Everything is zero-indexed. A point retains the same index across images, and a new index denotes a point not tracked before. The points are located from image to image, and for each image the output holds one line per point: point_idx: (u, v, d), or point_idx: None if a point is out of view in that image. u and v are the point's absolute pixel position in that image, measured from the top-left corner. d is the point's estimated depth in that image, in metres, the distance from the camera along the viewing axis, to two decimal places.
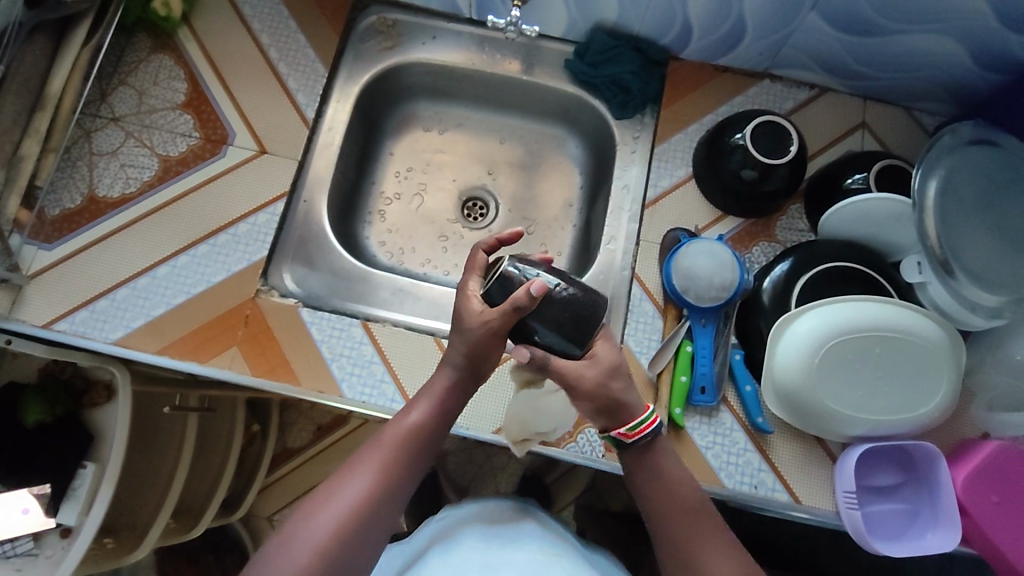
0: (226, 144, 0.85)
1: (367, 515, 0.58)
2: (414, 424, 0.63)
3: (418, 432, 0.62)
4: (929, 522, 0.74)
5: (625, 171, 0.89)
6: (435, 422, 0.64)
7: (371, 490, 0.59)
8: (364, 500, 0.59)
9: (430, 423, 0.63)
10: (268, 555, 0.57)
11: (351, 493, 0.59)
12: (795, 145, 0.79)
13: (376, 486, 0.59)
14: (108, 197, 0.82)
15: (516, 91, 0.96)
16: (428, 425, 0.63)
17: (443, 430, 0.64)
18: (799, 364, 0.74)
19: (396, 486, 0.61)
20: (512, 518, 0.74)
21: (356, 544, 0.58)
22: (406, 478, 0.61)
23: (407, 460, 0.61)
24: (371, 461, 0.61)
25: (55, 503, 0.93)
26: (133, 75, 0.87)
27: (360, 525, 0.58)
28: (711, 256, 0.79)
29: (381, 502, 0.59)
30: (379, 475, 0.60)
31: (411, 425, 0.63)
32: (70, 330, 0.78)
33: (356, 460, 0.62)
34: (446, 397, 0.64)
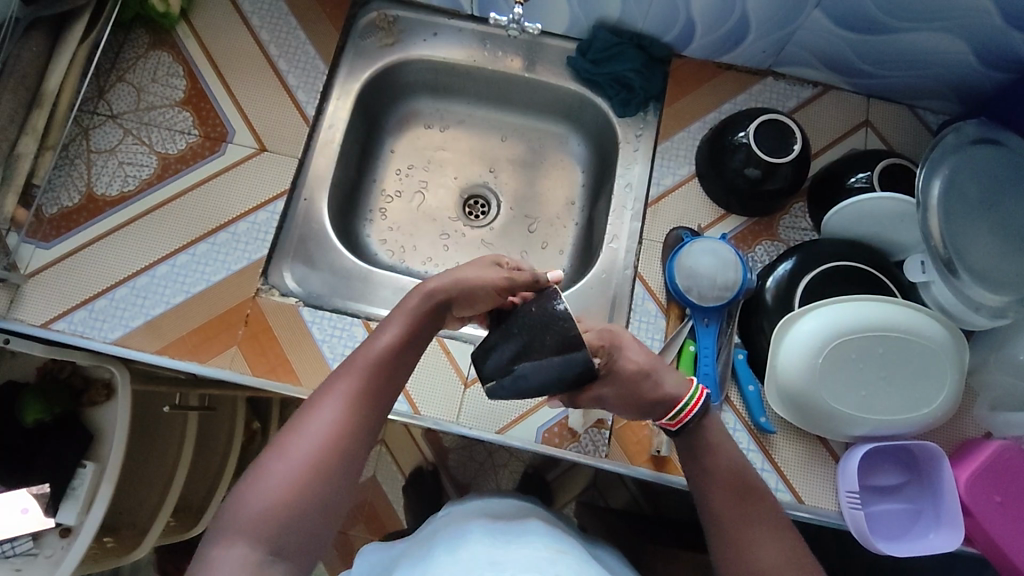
0: (226, 142, 0.84)
1: (341, 443, 0.55)
2: (382, 346, 0.60)
3: (388, 354, 0.60)
4: (931, 521, 0.74)
5: (627, 170, 0.89)
6: (405, 344, 0.61)
7: (343, 416, 0.56)
8: (337, 426, 0.56)
9: (399, 344, 0.61)
10: (239, 494, 0.52)
11: (323, 420, 0.55)
12: (798, 144, 0.79)
13: (348, 412, 0.57)
14: (106, 195, 0.81)
15: (518, 88, 0.96)
16: (398, 347, 0.61)
17: (412, 354, 0.62)
18: (803, 364, 0.74)
19: (369, 411, 0.58)
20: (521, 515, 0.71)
21: (332, 476, 0.54)
22: (381, 399, 0.59)
23: (377, 384, 0.59)
24: (341, 386, 0.58)
25: (54, 503, 0.92)
26: (131, 71, 0.86)
27: (334, 453, 0.55)
28: (714, 255, 0.79)
29: (355, 429, 0.56)
30: (351, 399, 0.57)
31: (378, 347, 0.60)
32: (68, 330, 0.77)
33: (326, 386, 0.58)
34: (415, 321, 0.62)
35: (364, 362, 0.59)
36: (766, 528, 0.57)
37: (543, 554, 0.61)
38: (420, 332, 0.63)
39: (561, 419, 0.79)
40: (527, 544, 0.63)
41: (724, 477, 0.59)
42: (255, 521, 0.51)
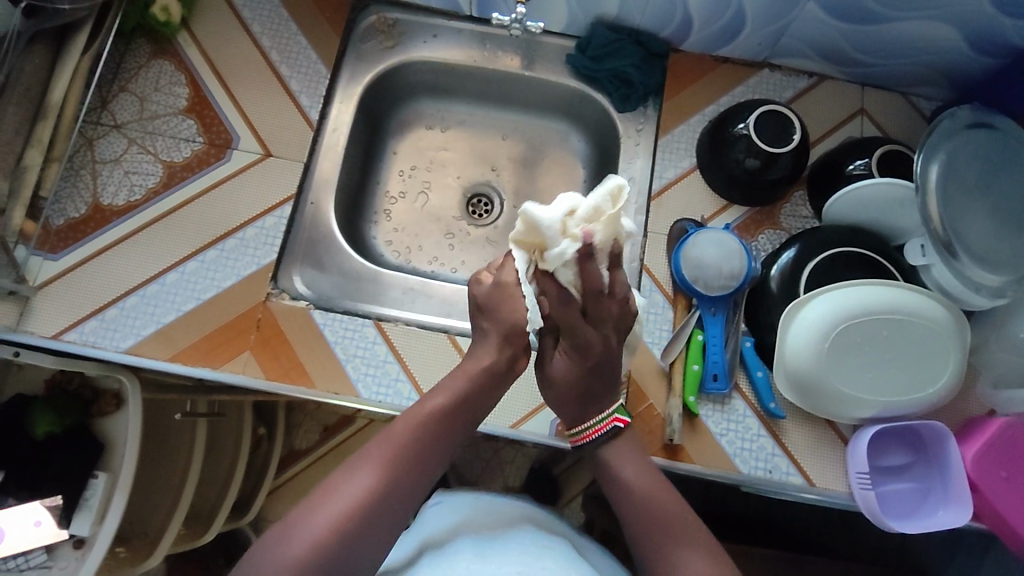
0: (231, 148, 0.84)
1: (375, 508, 0.58)
2: (431, 412, 0.64)
3: (435, 425, 0.63)
4: (940, 499, 0.76)
5: (630, 164, 0.90)
6: (455, 416, 0.64)
7: (382, 480, 0.59)
8: (373, 491, 0.58)
9: (445, 416, 0.64)
10: (269, 547, 0.55)
11: (360, 482, 0.58)
12: (798, 133, 0.80)
13: (385, 477, 0.59)
14: (113, 205, 0.82)
15: (517, 86, 0.97)
16: (443, 418, 0.64)
17: (461, 428, 0.65)
18: (810, 348, 0.75)
19: (407, 480, 0.60)
20: (506, 521, 0.72)
21: (361, 539, 0.56)
22: (420, 469, 0.61)
23: (420, 454, 0.62)
24: (382, 451, 0.61)
25: (68, 514, 0.92)
26: (133, 81, 0.86)
27: (367, 517, 0.57)
28: (718, 245, 0.81)
29: (391, 496, 0.59)
30: (392, 466, 0.60)
31: (422, 420, 0.63)
32: (80, 341, 0.77)
33: (367, 449, 0.61)
34: (467, 395, 0.65)
35: (408, 432, 0.62)
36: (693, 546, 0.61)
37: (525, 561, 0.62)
38: (476, 396, 0.65)
39: None
40: (511, 551, 0.64)
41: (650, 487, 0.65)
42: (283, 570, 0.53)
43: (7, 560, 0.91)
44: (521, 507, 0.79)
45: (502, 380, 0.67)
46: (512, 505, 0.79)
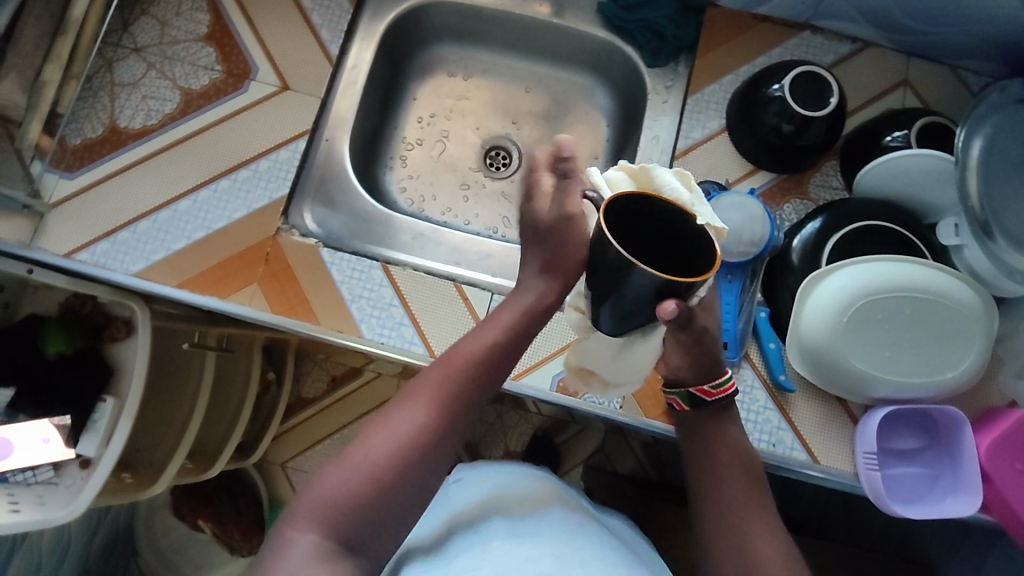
0: (249, 79, 0.83)
1: (422, 448, 0.53)
2: (472, 351, 0.58)
3: (476, 363, 0.58)
4: (948, 487, 0.73)
5: (655, 122, 0.86)
6: (498, 354, 0.59)
7: (426, 421, 0.54)
8: (418, 431, 0.54)
9: (494, 349, 0.59)
10: (316, 486, 0.52)
11: (405, 421, 0.54)
12: (835, 97, 0.76)
13: (434, 416, 0.55)
14: (129, 128, 0.81)
15: (545, 35, 0.94)
16: (492, 351, 0.58)
17: (505, 367, 0.60)
18: (826, 322, 0.73)
19: (452, 419, 0.56)
20: (544, 507, 0.65)
21: (411, 478, 0.53)
22: (469, 406, 0.57)
23: (463, 393, 0.57)
24: (429, 389, 0.56)
25: (75, 434, 0.91)
26: (156, 4, 0.85)
27: (415, 455, 0.53)
28: (741, 209, 0.77)
29: (438, 433, 0.55)
30: (435, 405, 0.55)
31: (461, 361, 0.57)
32: (91, 261, 0.77)
33: (408, 390, 0.57)
34: (508, 334, 0.59)
35: (456, 368, 0.57)
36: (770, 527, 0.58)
37: (560, 550, 0.57)
38: (522, 336, 0.60)
39: None
40: (548, 539, 0.59)
41: (731, 458, 0.63)
42: (331, 509, 0.50)
43: (13, 473, 0.89)
44: (548, 481, 0.73)
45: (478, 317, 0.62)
46: (547, 485, 0.71)
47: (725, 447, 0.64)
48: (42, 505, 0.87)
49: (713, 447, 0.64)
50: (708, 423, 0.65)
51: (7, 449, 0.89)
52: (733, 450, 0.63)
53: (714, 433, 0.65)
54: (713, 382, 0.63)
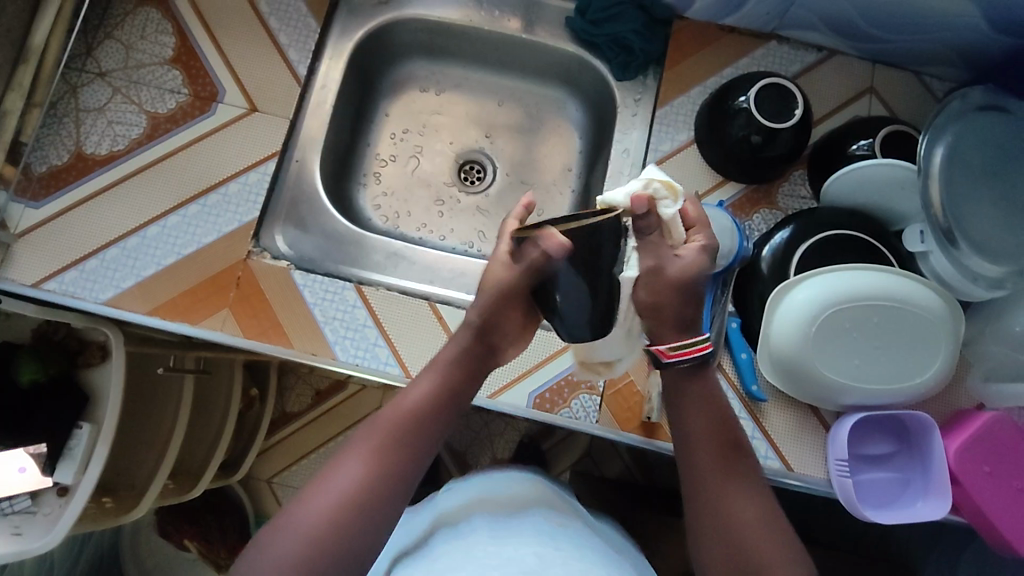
0: (216, 102, 0.83)
1: (363, 497, 0.54)
2: (411, 402, 0.60)
3: (415, 414, 0.59)
4: (919, 490, 0.74)
5: (626, 135, 0.87)
6: (437, 399, 0.61)
7: (366, 472, 0.55)
8: (358, 483, 0.54)
9: (432, 398, 0.60)
10: (262, 546, 0.52)
11: (346, 473, 0.55)
12: (801, 109, 0.77)
13: (373, 466, 0.55)
14: (95, 154, 0.81)
15: (515, 49, 0.94)
16: (430, 401, 0.60)
17: (445, 414, 0.61)
18: (796, 332, 0.73)
19: (393, 471, 0.56)
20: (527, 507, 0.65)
21: (352, 535, 0.52)
22: (409, 454, 0.57)
23: (404, 442, 0.57)
24: (368, 439, 0.57)
25: (52, 462, 0.88)
26: (120, 28, 0.85)
27: (354, 512, 0.53)
28: (709, 220, 0.76)
29: (379, 485, 0.55)
30: (375, 454, 0.56)
31: (401, 407, 0.59)
32: (59, 290, 0.77)
33: (350, 444, 0.58)
34: (450, 380, 0.62)
35: (395, 417, 0.59)
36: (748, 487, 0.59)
37: (544, 550, 0.56)
38: (462, 383, 0.62)
39: (552, 384, 0.78)
40: (526, 537, 0.58)
41: (711, 429, 0.61)
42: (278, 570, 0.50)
43: None
44: (539, 481, 0.73)
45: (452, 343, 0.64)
46: (536, 486, 0.71)
47: (710, 415, 0.62)
48: (18, 536, 0.85)
49: (701, 409, 0.62)
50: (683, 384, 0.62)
51: None
52: (720, 419, 0.62)
53: (699, 394, 0.62)
54: (668, 344, 0.60)
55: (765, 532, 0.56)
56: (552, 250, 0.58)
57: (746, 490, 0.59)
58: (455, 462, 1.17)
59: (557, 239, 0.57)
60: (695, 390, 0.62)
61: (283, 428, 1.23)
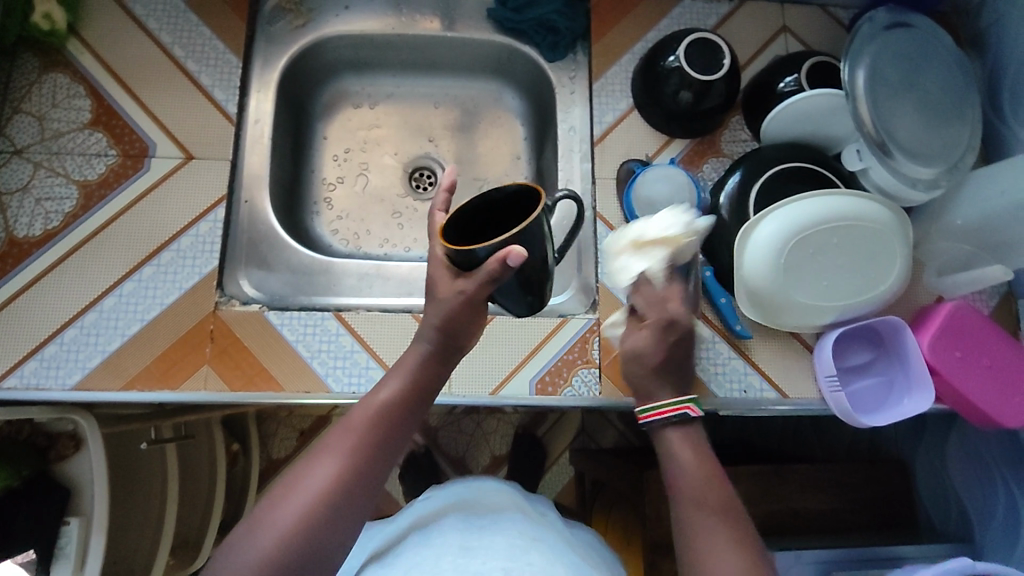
0: (148, 157, 0.79)
1: (340, 496, 0.54)
2: (380, 402, 0.60)
3: (388, 408, 0.60)
4: (903, 389, 0.79)
5: (568, 113, 0.89)
6: (403, 401, 0.61)
7: (340, 471, 0.55)
8: (330, 484, 0.54)
9: (402, 396, 0.61)
10: (232, 552, 0.51)
11: (320, 473, 0.54)
12: (727, 58, 0.80)
13: (348, 463, 0.55)
14: (29, 237, 0.76)
15: (441, 49, 0.94)
16: (399, 399, 0.60)
17: (416, 410, 0.61)
18: (766, 268, 0.76)
19: (368, 470, 0.56)
20: (499, 514, 0.68)
21: (327, 533, 0.52)
22: (383, 451, 0.58)
23: (377, 440, 0.58)
24: (343, 436, 0.57)
25: (44, 567, 0.83)
26: (27, 100, 0.80)
27: (329, 511, 0.53)
28: (666, 180, 0.82)
29: (352, 485, 0.55)
30: (350, 455, 0.56)
31: (384, 404, 0.60)
32: (21, 385, 0.72)
33: (322, 444, 0.57)
34: (419, 371, 0.63)
35: (368, 415, 0.59)
36: (718, 520, 0.57)
37: (512, 564, 0.59)
38: (424, 387, 0.63)
39: (550, 366, 0.78)
40: (497, 546, 0.61)
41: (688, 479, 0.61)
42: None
43: None
44: (512, 489, 0.76)
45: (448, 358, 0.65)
46: (506, 493, 0.74)
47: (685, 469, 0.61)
48: None
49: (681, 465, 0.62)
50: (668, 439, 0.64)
51: None
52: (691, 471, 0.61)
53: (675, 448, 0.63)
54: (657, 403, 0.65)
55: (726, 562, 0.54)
56: (509, 262, 0.56)
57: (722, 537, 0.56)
58: (455, 470, 1.16)
59: (515, 252, 0.56)
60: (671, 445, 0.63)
61: (274, 477, 1.19)
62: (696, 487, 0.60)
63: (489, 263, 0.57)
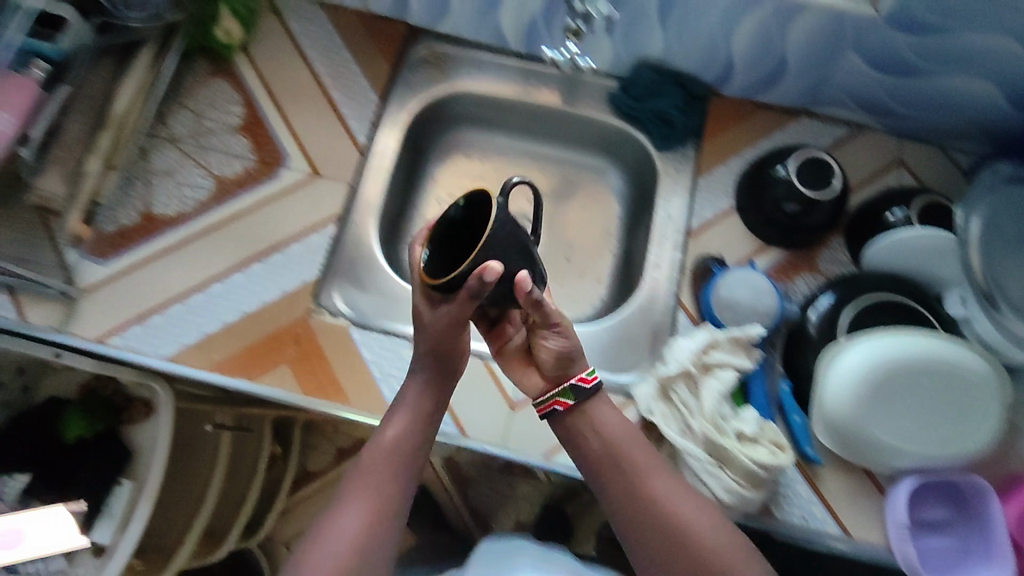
0: (280, 166, 0.88)
1: (366, 539, 0.62)
2: (387, 441, 0.66)
3: (395, 446, 0.66)
4: (980, 558, 0.73)
5: (668, 201, 0.90)
6: (409, 436, 0.67)
7: (362, 514, 0.62)
8: (357, 528, 0.62)
9: (405, 433, 0.67)
10: None
11: (348, 521, 0.62)
12: (837, 179, 0.81)
13: (368, 508, 0.63)
14: (163, 215, 0.84)
15: (559, 121, 0.99)
16: (403, 435, 0.67)
17: (422, 439, 0.68)
18: (845, 394, 0.74)
19: (386, 508, 0.64)
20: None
21: (367, 569, 0.61)
22: (397, 486, 0.65)
23: (389, 478, 0.65)
24: (360, 483, 0.64)
25: (89, 521, 0.87)
26: (192, 98, 0.91)
27: (362, 553, 0.61)
28: (748, 285, 0.80)
29: (376, 525, 0.63)
30: (368, 499, 0.63)
31: (390, 444, 0.66)
32: (123, 345, 0.78)
33: (345, 490, 0.65)
34: (420, 406, 0.68)
35: (376, 457, 0.65)
36: (673, 481, 0.66)
37: None
38: (431, 414, 0.68)
39: None
40: None
41: (614, 442, 0.67)
42: None
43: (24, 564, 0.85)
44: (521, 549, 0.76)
45: (449, 380, 0.69)
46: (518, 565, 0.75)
47: (615, 433, 0.68)
48: None
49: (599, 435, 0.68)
50: (579, 419, 0.69)
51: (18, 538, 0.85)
52: (620, 438, 0.67)
53: (591, 425, 0.68)
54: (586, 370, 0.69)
55: (700, 527, 0.63)
56: (486, 279, 0.56)
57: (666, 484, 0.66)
58: None
59: (491, 267, 0.56)
60: (587, 424, 0.68)
61: None
62: (638, 443, 0.67)
63: (467, 283, 0.57)
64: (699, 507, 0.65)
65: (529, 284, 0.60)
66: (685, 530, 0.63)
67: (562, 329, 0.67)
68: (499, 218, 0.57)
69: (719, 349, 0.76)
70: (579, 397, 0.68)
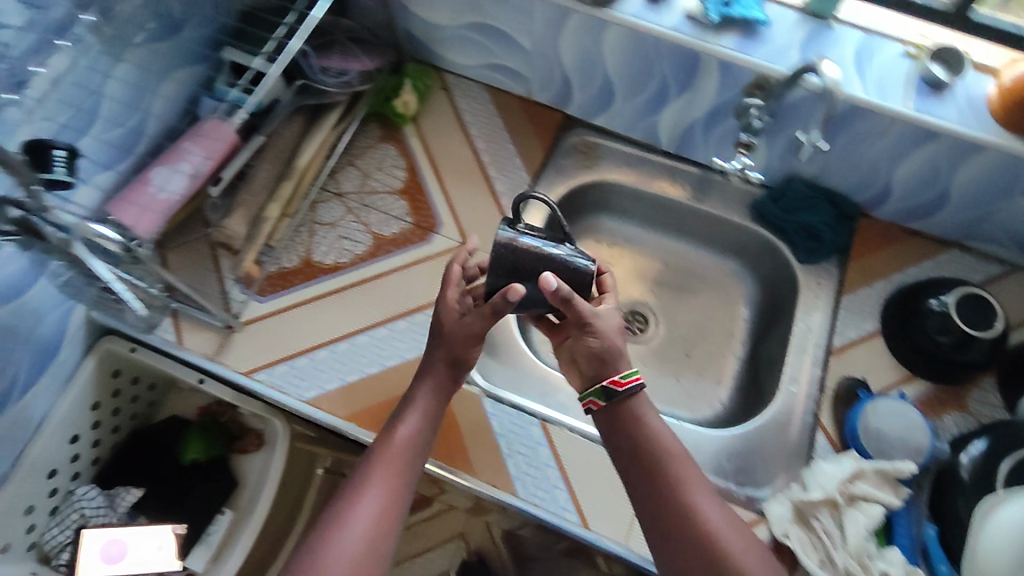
0: (434, 233, 0.92)
1: (382, 527, 0.64)
2: (404, 437, 0.70)
3: (411, 442, 0.70)
4: None
5: (809, 315, 0.89)
6: (421, 434, 0.71)
7: (380, 502, 0.65)
8: (375, 514, 0.64)
9: (419, 429, 0.71)
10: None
11: (368, 506, 0.64)
12: (998, 323, 0.79)
13: (385, 497, 0.66)
14: (322, 263, 0.89)
15: (697, 220, 1.01)
16: (417, 431, 0.70)
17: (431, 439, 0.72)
18: (1008, 555, 0.67)
19: (398, 500, 0.66)
20: None
21: (379, 550, 0.63)
22: (407, 479, 0.68)
23: (403, 469, 0.68)
24: (380, 473, 0.67)
25: (187, 546, 0.92)
26: (361, 158, 0.97)
27: (376, 540, 0.63)
28: (900, 417, 0.77)
29: (389, 514, 0.65)
30: (388, 489, 0.66)
31: (407, 439, 0.70)
32: (268, 382, 0.81)
33: (362, 477, 0.67)
34: (431, 406, 0.73)
35: (395, 448, 0.69)
36: (709, 493, 0.66)
37: None
38: (438, 413, 0.73)
39: None
40: None
41: (655, 447, 0.68)
42: None
43: None
44: None
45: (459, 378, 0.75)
46: None
47: (656, 430, 0.69)
48: None
49: (641, 432, 0.69)
50: (625, 411, 0.70)
51: (121, 551, 0.84)
52: (663, 438, 0.69)
53: (634, 418, 0.70)
54: (620, 373, 0.70)
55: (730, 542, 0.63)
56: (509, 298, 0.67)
57: (703, 494, 0.66)
58: None
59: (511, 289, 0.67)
60: (632, 416, 0.70)
61: None
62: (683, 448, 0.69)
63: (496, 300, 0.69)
64: (725, 517, 0.65)
65: (551, 282, 0.68)
66: (713, 545, 0.63)
67: (597, 328, 0.70)
68: (492, 252, 0.70)
69: (863, 480, 0.73)
70: (610, 398, 0.70)
